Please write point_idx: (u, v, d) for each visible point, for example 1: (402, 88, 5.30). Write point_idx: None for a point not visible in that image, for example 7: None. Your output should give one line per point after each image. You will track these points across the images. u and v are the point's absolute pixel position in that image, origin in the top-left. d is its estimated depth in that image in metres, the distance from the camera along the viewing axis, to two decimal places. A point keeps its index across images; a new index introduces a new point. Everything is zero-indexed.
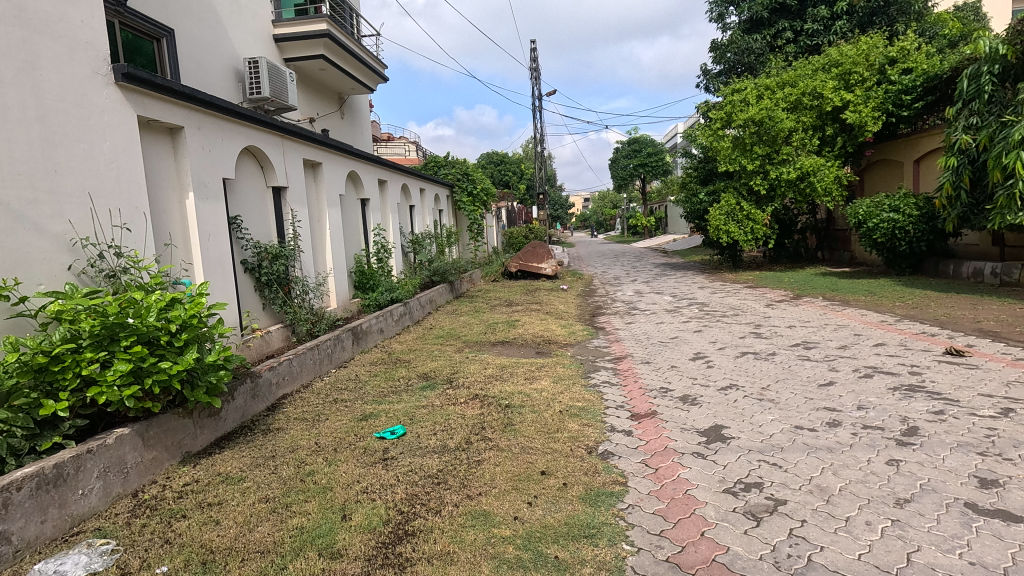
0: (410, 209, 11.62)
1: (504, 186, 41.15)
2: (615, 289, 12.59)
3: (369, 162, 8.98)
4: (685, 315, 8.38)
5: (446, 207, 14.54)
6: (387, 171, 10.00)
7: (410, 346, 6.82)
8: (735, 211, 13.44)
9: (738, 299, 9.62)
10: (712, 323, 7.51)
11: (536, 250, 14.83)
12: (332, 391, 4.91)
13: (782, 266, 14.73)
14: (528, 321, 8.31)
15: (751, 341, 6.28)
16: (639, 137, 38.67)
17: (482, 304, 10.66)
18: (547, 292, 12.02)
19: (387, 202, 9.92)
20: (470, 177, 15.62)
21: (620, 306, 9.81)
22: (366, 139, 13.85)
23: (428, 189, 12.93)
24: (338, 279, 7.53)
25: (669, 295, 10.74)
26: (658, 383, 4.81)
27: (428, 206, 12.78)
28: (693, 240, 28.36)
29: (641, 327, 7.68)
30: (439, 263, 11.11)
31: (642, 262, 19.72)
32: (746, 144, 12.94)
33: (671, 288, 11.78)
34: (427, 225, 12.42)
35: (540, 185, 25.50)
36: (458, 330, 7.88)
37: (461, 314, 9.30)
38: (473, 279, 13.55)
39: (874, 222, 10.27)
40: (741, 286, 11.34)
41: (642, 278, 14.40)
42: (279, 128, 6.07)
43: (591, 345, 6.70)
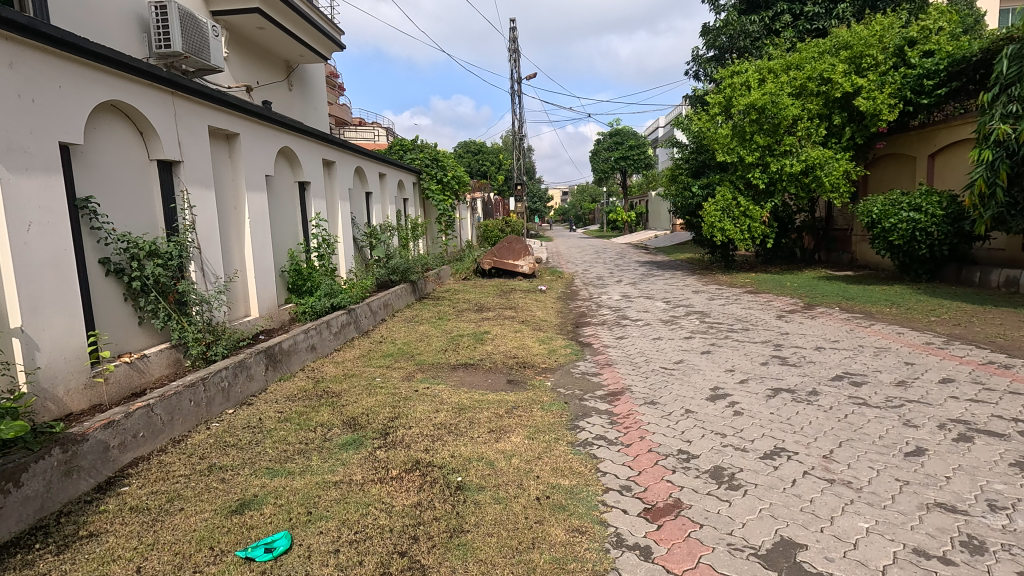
0: (366, 196, 10.07)
1: (481, 176, 39.54)
2: (599, 291, 11.27)
3: (311, 137, 7.44)
4: (686, 328, 7.10)
5: (411, 196, 13.02)
6: (336, 151, 8.46)
7: (347, 371, 5.35)
8: (731, 206, 12.23)
9: (742, 307, 8.41)
10: (720, 341, 6.26)
11: (512, 246, 13.37)
12: (212, 452, 3.42)
13: (777, 268, 13.63)
14: (500, 334, 6.93)
15: (777, 369, 5.01)
16: (621, 129, 37.41)
17: (448, 309, 9.20)
18: (524, 295, 10.62)
19: (335, 187, 8.39)
20: (440, 164, 14.10)
21: (607, 314, 8.48)
22: (323, 117, 12.25)
23: (390, 175, 11.36)
24: (259, 281, 6.01)
25: (661, 301, 9.47)
26: (674, 442, 3.47)
27: (389, 195, 11.24)
28: (676, 236, 27.24)
29: (635, 344, 6.39)
30: (397, 261, 9.60)
31: (625, 260, 18.44)
32: (746, 132, 11.72)
33: (662, 291, 10.55)
34: (387, 216, 10.86)
35: (518, 175, 24.03)
36: (413, 345, 6.44)
37: (422, 323, 7.86)
38: (440, 277, 12.10)
39: (892, 221, 9.19)
40: (740, 290, 10.16)
41: (628, 278, 13.10)
42: (166, 81, 4.52)
43: (577, 370, 5.35)
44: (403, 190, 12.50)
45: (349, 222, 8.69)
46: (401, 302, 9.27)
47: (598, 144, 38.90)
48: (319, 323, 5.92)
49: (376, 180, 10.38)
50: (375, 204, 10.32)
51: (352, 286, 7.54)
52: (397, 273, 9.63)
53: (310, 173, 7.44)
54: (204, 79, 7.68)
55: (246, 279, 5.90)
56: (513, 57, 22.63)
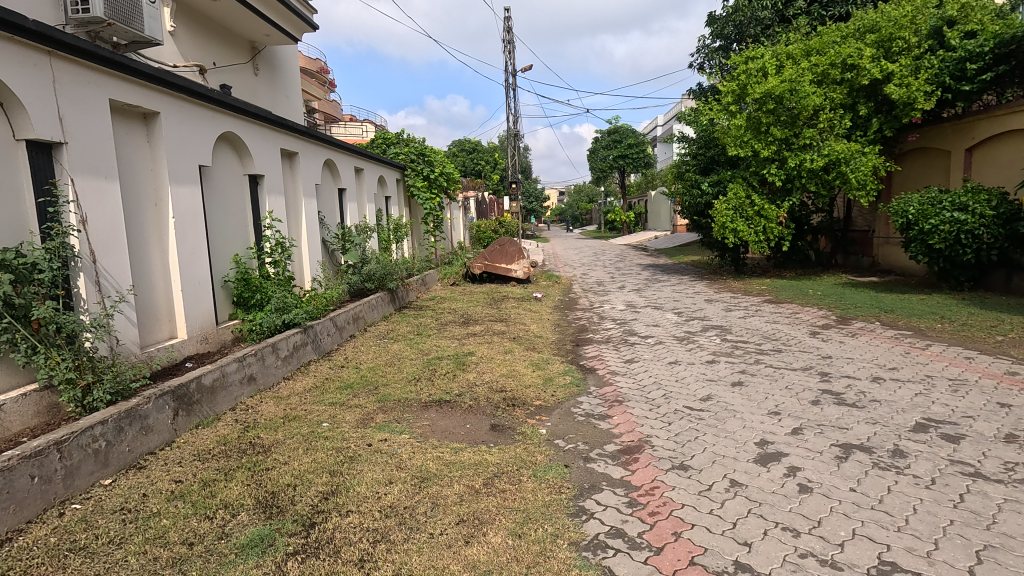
0: (338, 193, 8.94)
1: (476, 175, 38.47)
2: (601, 300, 10.18)
3: (264, 123, 6.33)
4: (705, 348, 6.01)
5: (395, 194, 11.89)
6: (300, 141, 7.37)
7: (288, 412, 4.23)
8: (744, 206, 11.18)
9: (766, 321, 7.33)
10: (750, 368, 5.19)
11: (506, 248, 12.28)
12: (42, 565, 2.31)
13: (793, 272, 12.57)
14: (486, 357, 5.83)
15: (835, 413, 3.91)
16: (620, 127, 36.31)
17: (430, 322, 8.08)
18: (517, 304, 9.51)
19: (298, 182, 7.29)
20: (427, 160, 12.97)
21: (612, 329, 7.39)
22: (295, 107, 11.14)
23: (368, 170, 10.23)
24: (188, 295, 4.90)
25: (671, 312, 8.39)
26: (726, 547, 2.38)
27: (368, 193, 10.14)
28: (678, 238, 26.18)
29: (648, 371, 5.31)
30: (373, 267, 8.47)
31: (626, 263, 17.35)
32: (762, 124, 10.69)
33: (671, 300, 9.49)
34: (364, 216, 9.71)
35: (513, 173, 22.90)
36: (380, 372, 5.32)
37: (397, 341, 6.75)
38: (424, 283, 10.99)
39: (933, 222, 8.17)
40: (759, 299, 9.10)
41: (631, 284, 12.02)
42: (37, 35, 3.39)
43: (579, 410, 4.25)
44: (385, 189, 11.38)
45: (315, 222, 7.57)
46: (376, 315, 8.11)
47: (596, 142, 37.81)
48: (260, 346, 4.80)
49: (351, 175, 9.28)
50: (349, 202, 9.17)
51: (312, 297, 6.42)
52: (373, 281, 8.50)
53: (264, 165, 6.34)
54: (138, 53, 6.51)
55: (172, 293, 4.80)
56: (508, 50, 21.53)
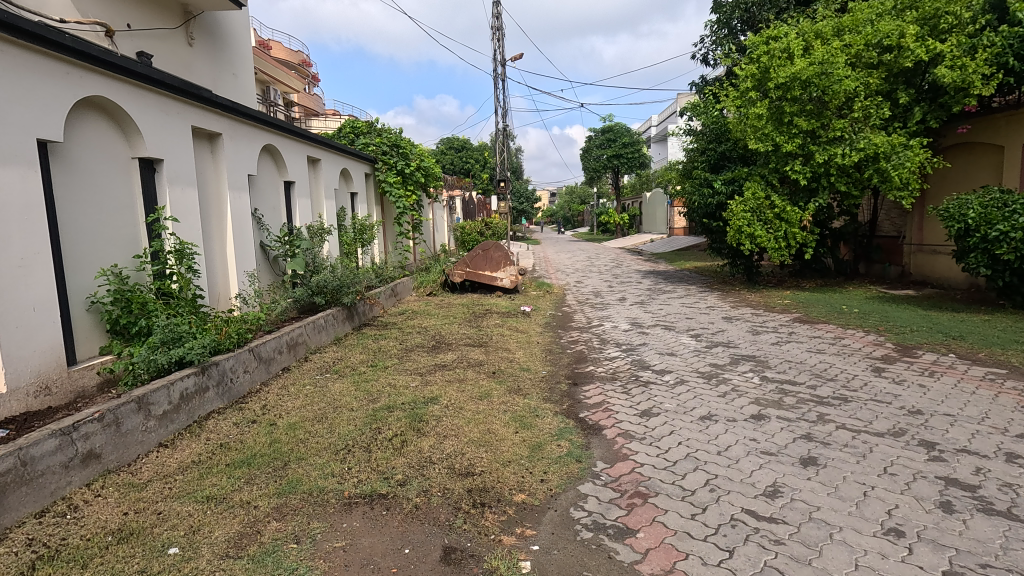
0: (285, 187, 7.39)
1: (464, 175, 36.92)
2: (600, 315, 8.71)
3: (163, 89, 4.77)
4: (743, 394, 4.56)
5: (363, 191, 10.36)
6: (225, 118, 5.81)
7: (127, 520, 2.70)
8: (763, 207, 9.78)
9: (808, 350, 5.89)
10: (817, 431, 3.73)
11: (490, 254, 10.77)
12: None
13: (812, 283, 11.20)
14: (454, 407, 4.32)
15: (994, 535, 2.45)
16: (614, 125, 34.89)
17: (390, 347, 6.53)
18: (501, 321, 8.00)
19: (221, 170, 5.74)
20: (401, 152, 11.42)
21: (617, 359, 5.93)
22: (245, 87, 9.61)
23: (327, 162, 8.69)
24: (12, 327, 3.35)
25: (686, 334, 6.94)
26: None
27: (327, 187, 8.60)
28: (675, 242, 24.83)
29: (674, 432, 3.84)
30: (322, 277, 6.94)
31: (624, 269, 15.90)
32: (785, 113, 9.38)
33: (683, 317, 8.05)
34: (320, 216, 8.18)
35: (502, 172, 21.40)
36: (300, 434, 3.79)
37: (341, 377, 5.22)
38: (393, 295, 9.48)
39: (1003, 228, 6.79)
40: (787, 319, 7.67)
41: (632, 295, 10.56)
42: None
43: (583, 517, 2.76)
44: (348, 185, 9.83)
45: (245, 222, 6.03)
46: (326, 338, 6.57)
47: (589, 141, 36.41)
48: (111, 406, 3.24)
49: (302, 165, 7.73)
50: (300, 199, 7.63)
51: (227, 321, 4.87)
52: (323, 294, 6.97)
53: (163, 145, 4.79)
54: None
55: None
56: (497, 39, 20.05)
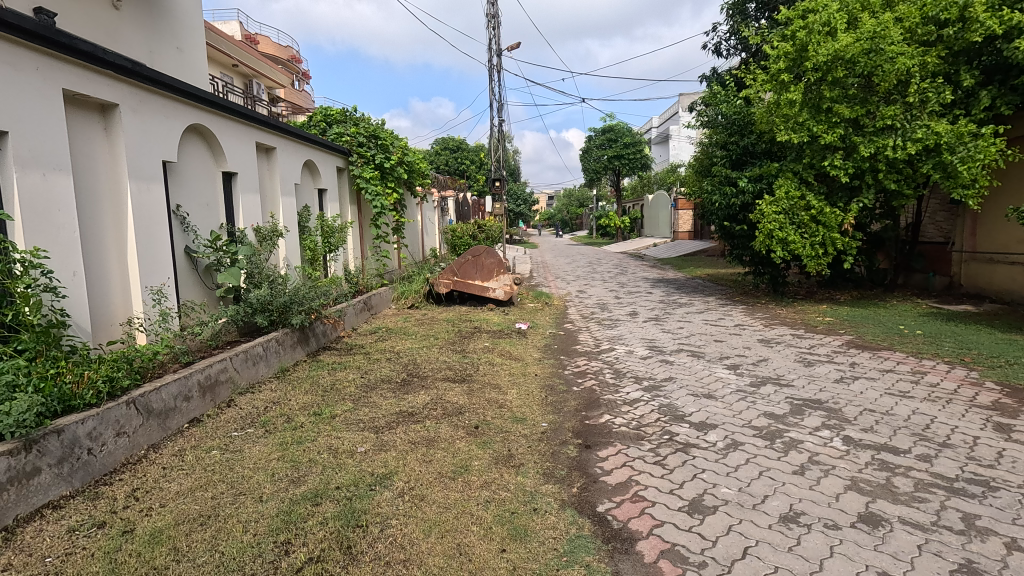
0: (225, 180, 5.99)
1: (459, 176, 35.60)
2: (610, 336, 7.33)
3: (8, 33, 3.33)
4: (829, 472, 3.18)
5: (333, 188, 8.96)
6: (125, 84, 4.39)
7: None
8: (797, 208, 8.44)
9: (888, 393, 4.52)
10: (979, 557, 2.36)
11: (480, 261, 9.36)
12: None
13: (847, 295, 9.88)
14: (412, 494, 2.95)
15: None
16: (615, 124, 33.59)
17: (348, 383, 5.12)
18: (492, 344, 6.62)
19: (118, 153, 4.34)
20: (381, 144, 9.92)
21: (639, 403, 4.55)
22: (192, 66, 8.24)
23: (285, 151, 7.29)
24: None
25: (720, 365, 5.58)
26: None
27: (286, 181, 7.21)
28: (680, 246, 23.52)
29: (749, 554, 2.45)
30: (263, 292, 5.48)
31: (630, 277, 14.55)
32: (824, 98, 8.02)
33: (710, 340, 6.68)
34: (272, 216, 6.76)
35: (498, 171, 20.08)
36: (159, 557, 2.40)
37: (267, 435, 3.82)
38: (364, 310, 8.09)
39: None
40: (838, 343, 6.32)
41: (645, 309, 9.20)
42: None
43: None
44: (314, 179, 8.42)
45: (154, 221, 4.62)
46: (268, 370, 5.16)
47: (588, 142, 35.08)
48: None
49: (249, 153, 6.33)
50: (246, 194, 6.23)
51: (97, 360, 3.45)
52: (265, 314, 5.54)
53: (9, 113, 3.38)
54: None
55: None
56: (491, 28, 18.76)
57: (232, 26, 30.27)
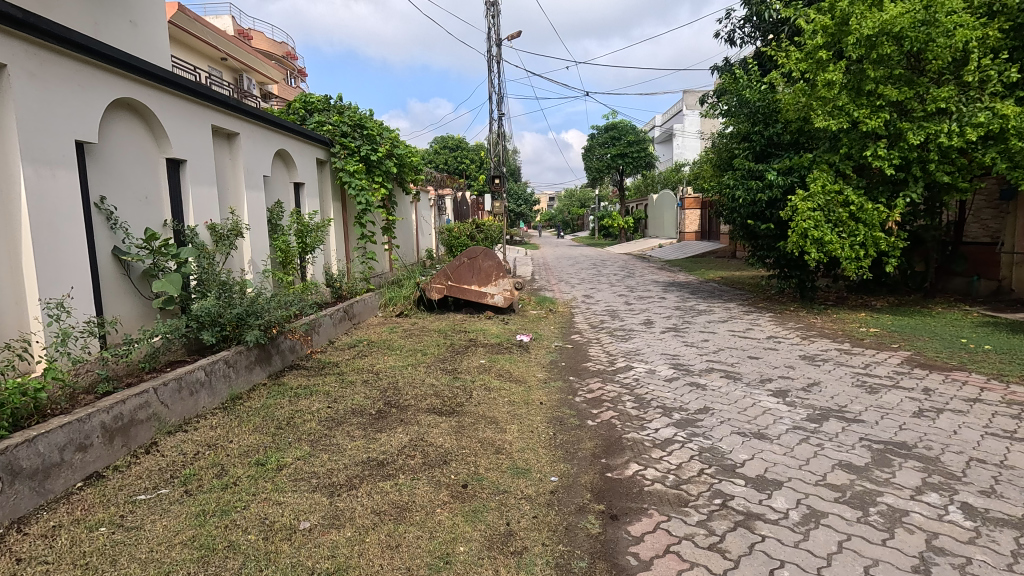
0: (171, 167, 5.02)
1: (459, 176, 34.65)
2: (626, 350, 6.36)
3: None
4: (966, 572, 2.22)
5: (313, 182, 8.02)
6: (21, 40, 3.44)
7: None
8: (834, 204, 7.47)
9: (990, 434, 3.55)
10: None
11: (477, 264, 8.33)
12: None
13: (883, 302, 8.91)
14: None
15: None
16: (619, 122, 32.65)
17: (309, 416, 4.15)
18: (488, 362, 5.66)
19: (9, 126, 3.39)
20: (366, 134, 8.90)
21: (673, 446, 3.58)
22: (149, 43, 7.28)
23: (251, 138, 6.33)
24: None
25: (764, 391, 4.61)
26: None
27: (252, 173, 6.26)
28: (688, 247, 22.58)
29: None
30: (209, 303, 4.52)
31: (639, 280, 13.58)
32: (867, 79, 7.09)
33: (744, 358, 5.72)
34: (232, 211, 5.79)
35: (498, 168, 19.15)
36: None
37: (182, 501, 2.85)
38: (344, 320, 7.14)
39: None
40: (898, 362, 5.35)
41: (661, 318, 8.23)
42: None
43: None
44: (289, 171, 7.48)
45: (60, 214, 3.66)
46: (211, 401, 4.17)
47: (591, 140, 34.16)
48: None
49: (203, 137, 5.39)
50: (197, 185, 5.26)
51: None
52: (213, 329, 4.57)
53: None
54: None
55: None
56: (491, 18, 17.83)
57: (225, 21, 29.33)
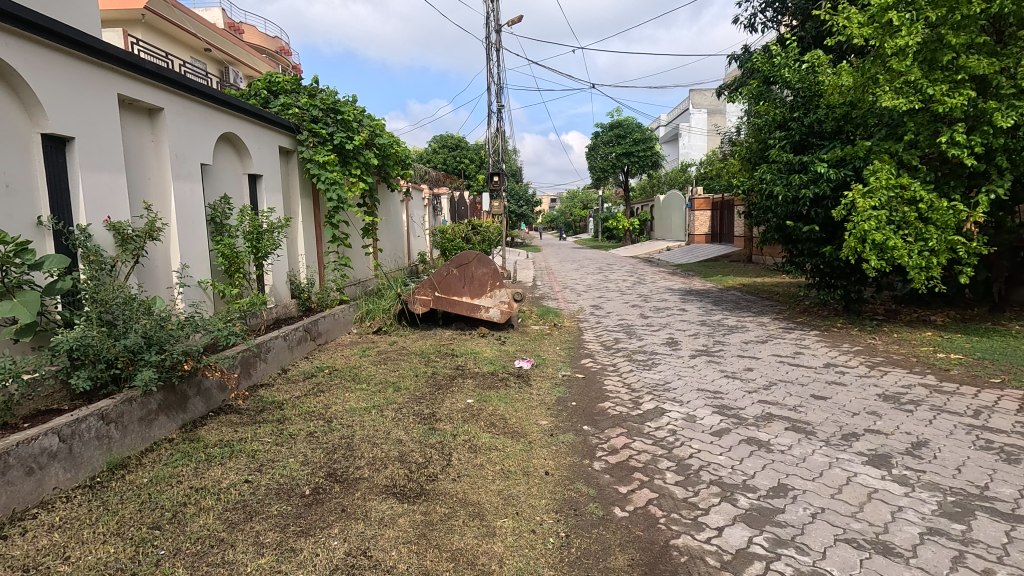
0: (49, 147, 3.73)
1: (457, 175, 33.35)
2: (651, 383, 5.07)
3: None
4: None
5: (275, 176, 6.74)
6: None
7: None
8: (898, 201, 6.18)
9: None
10: None
11: (468, 271, 7.07)
12: None
13: (944, 317, 7.63)
14: None
15: None
16: (624, 120, 31.37)
17: (210, 500, 2.88)
18: (476, 404, 4.38)
19: None
20: (341, 120, 7.53)
21: (754, 571, 2.30)
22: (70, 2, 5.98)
23: (183, 115, 5.05)
24: None
25: (855, 456, 3.33)
26: None
27: (180, 159, 4.95)
28: (698, 250, 21.31)
29: None
30: (82, 334, 3.24)
31: (652, 287, 12.30)
32: (944, 48, 5.80)
33: (808, 398, 4.43)
34: (148, 207, 4.48)
35: (498, 165, 17.88)
36: None
37: None
38: (304, 344, 5.88)
39: None
40: (1016, 407, 4.06)
41: (687, 337, 6.95)
42: None
43: None
44: (241, 161, 6.21)
45: None
46: (71, 478, 2.89)
47: (595, 138, 32.86)
48: None
49: (104, 109, 4.10)
50: (90, 172, 3.95)
51: None
52: (92, 368, 3.31)
53: None
54: None
55: None
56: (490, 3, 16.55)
57: (214, 13, 28.04)
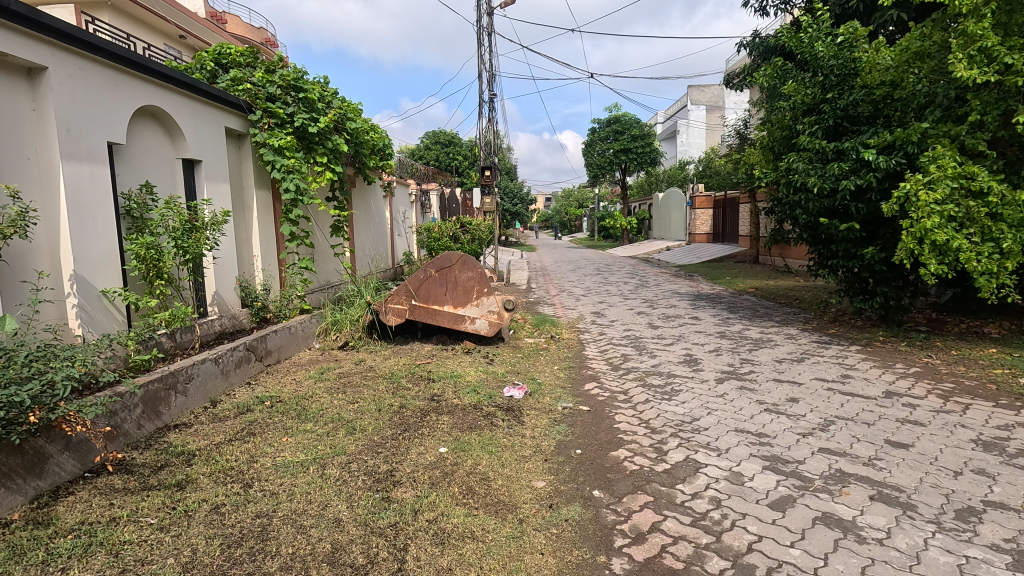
0: None
1: (449, 172, 32.20)
2: (674, 420, 4.01)
3: None
4: None
5: (219, 162, 5.64)
6: None
7: None
8: (963, 193, 5.17)
9: None
10: None
11: (451, 276, 6.05)
12: None
13: (998, 328, 6.63)
14: None
15: None
16: (621, 115, 30.31)
17: None
18: (451, 456, 3.32)
19: None
20: (303, 98, 6.37)
21: None
22: None
23: (82, 79, 3.94)
24: None
25: (992, 555, 2.30)
26: None
27: (76, 135, 3.85)
28: (700, 250, 20.30)
29: None
30: None
31: (657, 291, 11.26)
32: None
33: (884, 446, 3.40)
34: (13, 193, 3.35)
35: (490, 159, 16.78)
36: None
37: None
38: (247, 364, 4.81)
39: None
40: None
41: (708, 354, 5.90)
42: None
43: None
44: (172, 142, 5.11)
45: None
46: None
47: (592, 134, 31.80)
48: None
49: None
50: None
51: None
52: None
53: None
54: None
55: None
56: None
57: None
